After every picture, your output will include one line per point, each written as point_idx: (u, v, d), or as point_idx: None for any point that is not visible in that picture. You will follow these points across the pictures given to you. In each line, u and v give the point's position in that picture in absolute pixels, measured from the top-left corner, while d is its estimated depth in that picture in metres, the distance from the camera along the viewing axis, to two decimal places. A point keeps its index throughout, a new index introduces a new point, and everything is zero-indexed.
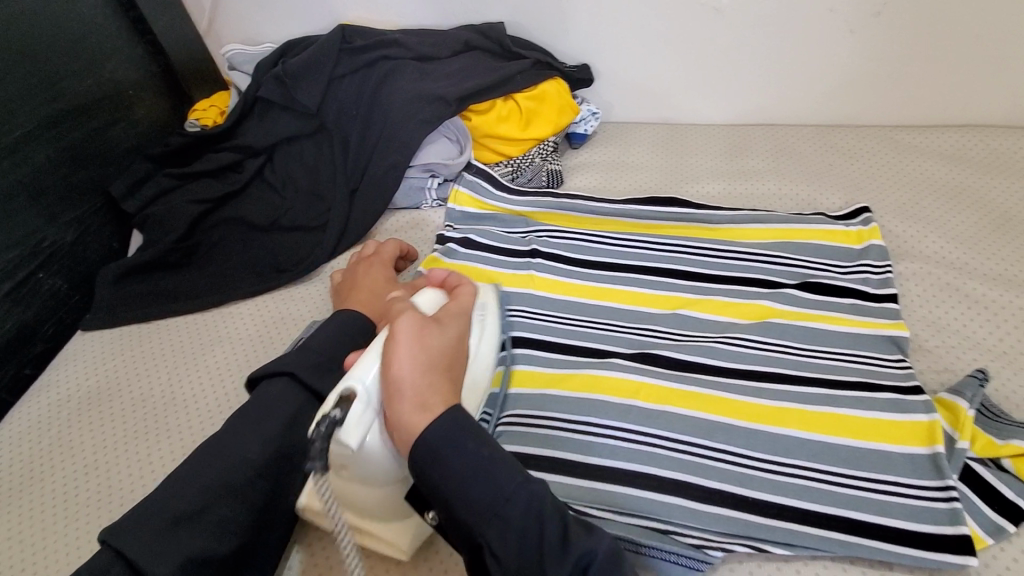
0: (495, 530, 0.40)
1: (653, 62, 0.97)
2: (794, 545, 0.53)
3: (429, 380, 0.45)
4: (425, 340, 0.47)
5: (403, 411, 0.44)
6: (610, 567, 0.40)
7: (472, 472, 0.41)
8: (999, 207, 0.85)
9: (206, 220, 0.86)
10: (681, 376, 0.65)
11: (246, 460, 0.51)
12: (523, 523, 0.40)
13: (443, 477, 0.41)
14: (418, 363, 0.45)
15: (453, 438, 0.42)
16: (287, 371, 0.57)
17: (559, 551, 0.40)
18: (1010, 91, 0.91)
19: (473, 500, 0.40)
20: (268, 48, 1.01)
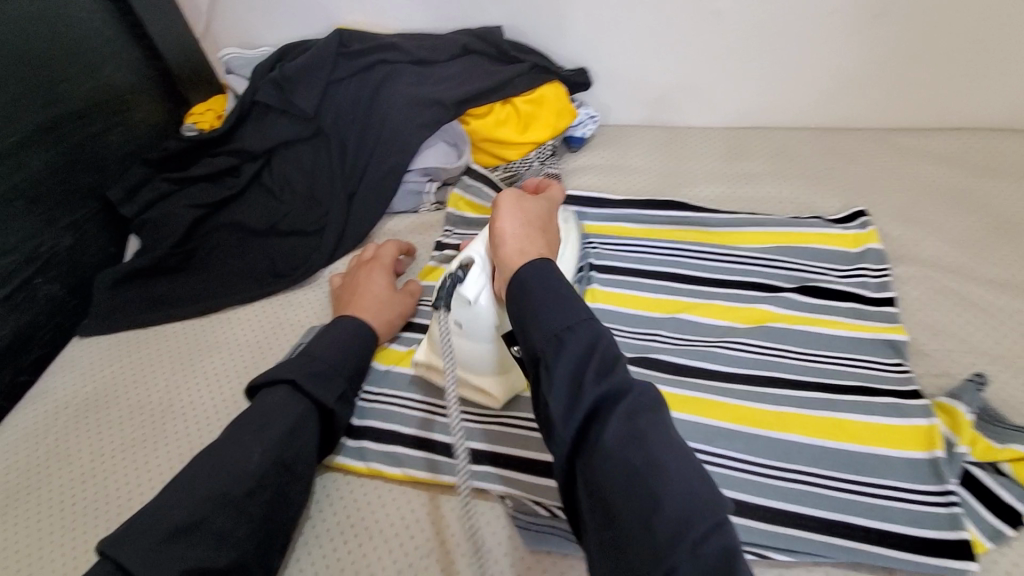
0: (549, 355, 0.45)
1: (652, 65, 0.97)
2: (795, 550, 0.53)
3: (529, 236, 0.57)
4: (523, 212, 0.60)
5: (511, 250, 0.55)
6: (642, 415, 0.41)
7: (542, 309, 0.48)
8: (995, 209, 0.85)
9: (203, 225, 0.86)
10: (681, 381, 0.65)
11: (247, 467, 0.51)
12: (582, 362, 0.44)
13: (541, 280, 0.50)
14: (519, 226, 0.58)
15: (546, 272, 0.51)
16: (291, 380, 0.57)
17: (603, 385, 0.43)
18: (1005, 94, 0.92)
19: (544, 323, 0.47)
20: (265, 52, 1.01)
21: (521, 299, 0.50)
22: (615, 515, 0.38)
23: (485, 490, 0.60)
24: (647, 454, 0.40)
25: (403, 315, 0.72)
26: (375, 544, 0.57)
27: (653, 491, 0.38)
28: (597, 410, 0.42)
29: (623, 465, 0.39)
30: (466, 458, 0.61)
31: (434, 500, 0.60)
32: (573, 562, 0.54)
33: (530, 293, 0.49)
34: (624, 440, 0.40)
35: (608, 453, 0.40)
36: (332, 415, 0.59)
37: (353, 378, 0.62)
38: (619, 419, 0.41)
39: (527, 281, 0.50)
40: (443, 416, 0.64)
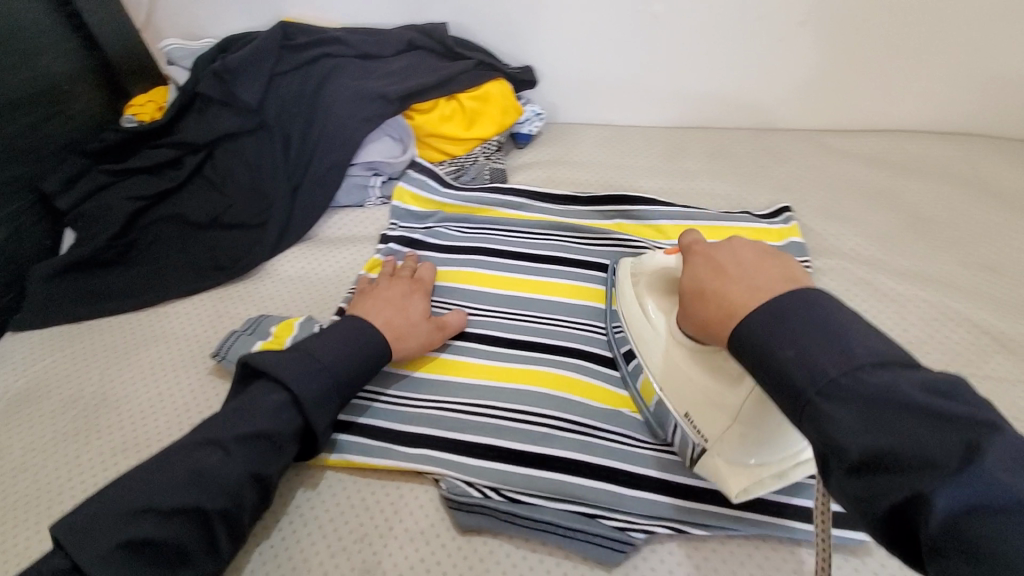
0: (815, 417, 0.38)
1: (595, 64, 1.00)
2: (711, 525, 0.56)
3: (715, 288, 0.48)
4: (694, 269, 0.52)
5: (710, 318, 0.48)
6: (894, 403, 0.36)
7: (798, 361, 0.40)
8: (909, 206, 0.91)
9: (143, 218, 0.84)
10: (604, 371, 0.69)
11: (226, 480, 0.51)
12: (818, 384, 0.38)
13: (780, 339, 0.41)
14: (700, 298, 0.50)
15: (778, 314, 0.42)
16: (293, 393, 0.56)
17: (838, 389, 0.38)
18: (918, 99, 0.99)
19: (846, 420, 0.37)
20: (208, 43, 0.99)
21: (758, 365, 0.42)
22: (937, 542, 0.32)
23: (420, 473, 0.61)
24: (924, 457, 0.34)
25: (428, 346, 0.69)
26: (311, 531, 0.58)
27: (946, 495, 0.32)
28: (823, 421, 0.37)
29: (890, 475, 0.35)
30: (403, 441, 0.63)
31: (370, 483, 0.61)
32: (502, 539, 0.57)
33: (775, 357, 0.41)
34: (883, 441, 0.35)
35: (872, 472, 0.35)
36: (308, 420, 0.57)
37: (348, 394, 0.61)
38: (864, 422, 0.36)
39: (756, 340, 0.43)
40: (383, 403, 0.66)
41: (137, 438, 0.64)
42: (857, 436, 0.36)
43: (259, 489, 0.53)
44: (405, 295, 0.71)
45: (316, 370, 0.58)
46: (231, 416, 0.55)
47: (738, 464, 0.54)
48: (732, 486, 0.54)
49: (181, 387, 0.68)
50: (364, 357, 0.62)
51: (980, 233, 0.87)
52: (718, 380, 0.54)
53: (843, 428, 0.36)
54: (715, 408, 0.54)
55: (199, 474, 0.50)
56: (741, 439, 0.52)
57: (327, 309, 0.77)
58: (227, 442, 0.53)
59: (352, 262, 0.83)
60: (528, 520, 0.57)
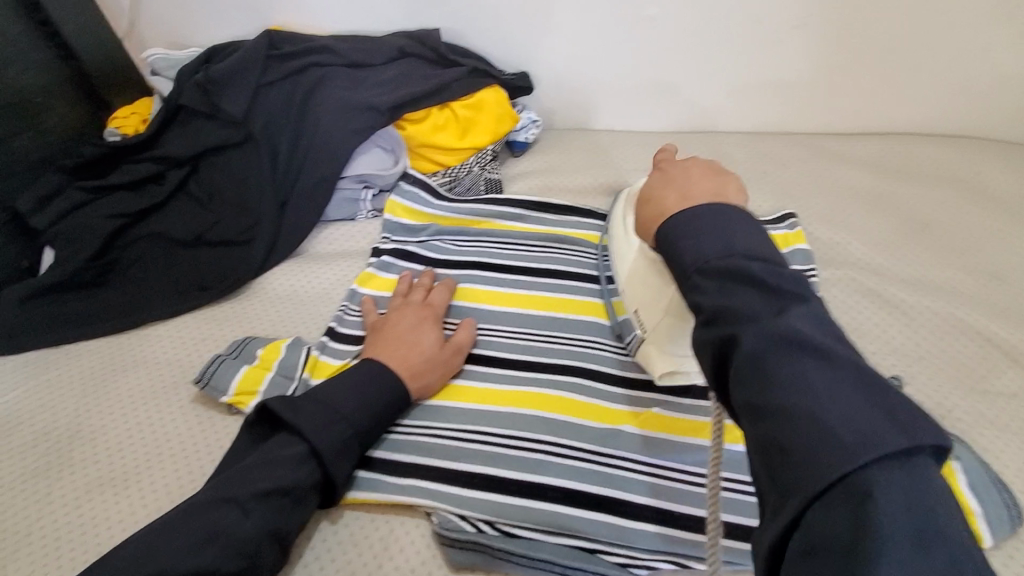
0: (694, 290, 0.42)
1: (592, 68, 0.97)
2: (717, 560, 0.53)
3: (659, 199, 0.53)
4: (653, 181, 0.56)
5: (648, 220, 0.54)
6: (789, 335, 0.36)
7: (696, 252, 0.43)
8: (920, 212, 0.88)
9: (123, 237, 0.81)
10: (605, 392, 0.66)
11: (243, 540, 0.48)
12: (730, 306, 0.39)
13: (689, 232, 0.44)
14: (648, 207, 0.54)
15: (711, 213, 0.45)
16: (314, 445, 0.55)
17: (751, 310, 0.38)
18: (925, 100, 0.95)
19: (714, 282, 0.41)
20: (193, 53, 0.96)
21: (673, 263, 0.45)
22: (760, 406, 0.35)
23: (411, 506, 0.58)
24: (799, 381, 0.35)
25: (446, 375, 0.66)
26: (297, 570, 0.55)
27: (814, 407, 0.34)
28: (731, 328, 0.38)
29: (766, 386, 0.36)
30: (394, 472, 0.60)
31: (358, 517, 0.58)
32: None
33: (675, 247, 0.45)
34: (772, 360, 0.36)
35: (754, 382, 0.36)
36: (328, 479, 0.55)
37: (370, 441, 0.59)
38: (764, 345, 0.37)
39: (670, 234, 0.46)
40: None
41: (115, 472, 0.61)
42: (757, 350, 0.37)
43: (278, 549, 0.51)
44: (417, 325, 0.68)
45: (333, 417, 0.57)
46: (247, 470, 0.53)
47: (665, 355, 0.63)
48: (656, 369, 0.63)
49: (159, 417, 0.66)
50: (381, 399, 0.60)
51: (993, 240, 0.83)
52: (660, 280, 0.62)
53: (747, 341, 0.37)
54: (652, 307, 0.63)
55: (215, 536, 0.48)
56: (668, 331, 0.62)
57: (316, 329, 0.74)
58: (244, 500, 0.50)
59: (341, 280, 0.81)
60: (525, 557, 0.54)
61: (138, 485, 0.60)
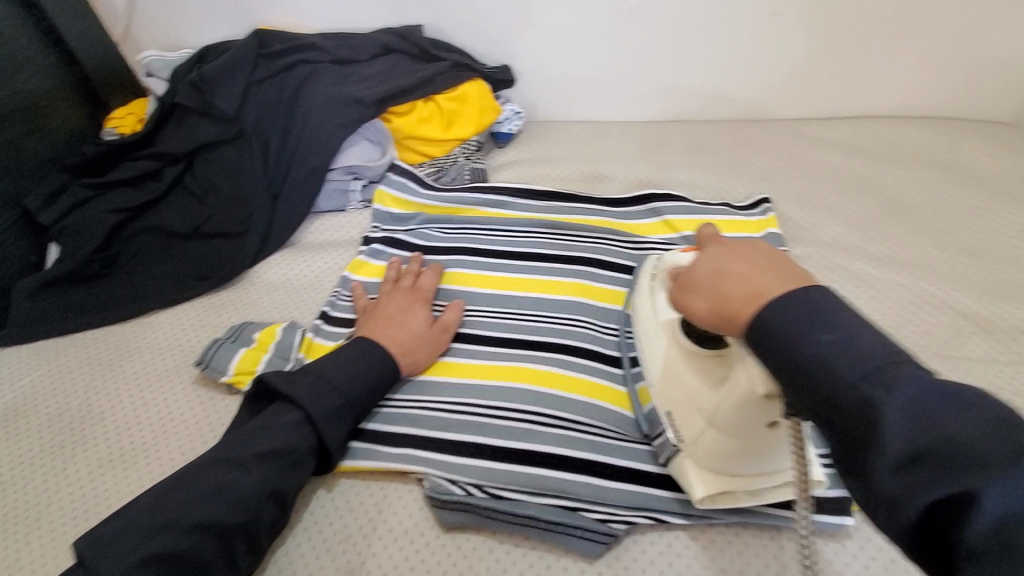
0: (861, 409, 0.34)
1: (572, 61, 1.01)
2: (689, 514, 0.57)
3: (742, 275, 0.43)
4: (716, 253, 0.47)
5: (731, 302, 0.43)
6: (937, 400, 0.33)
7: (837, 348, 0.36)
8: (886, 192, 0.92)
9: (125, 230, 0.84)
10: (586, 364, 0.69)
11: (243, 496, 0.52)
12: (867, 377, 0.35)
13: (807, 335, 0.37)
14: (723, 281, 0.44)
15: (817, 306, 0.39)
16: (308, 411, 0.58)
17: (883, 375, 0.34)
18: (890, 85, 1.00)
19: (899, 416, 0.33)
20: (186, 53, 1.00)
21: (778, 359, 0.38)
22: (979, 553, 0.29)
23: (403, 473, 0.62)
24: (973, 456, 0.31)
25: (436, 352, 0.70)
26: (298, 533, 0.58)
27: (991, 494, 0.29)
28: (869, 413, 0.34)
29: (1011, 551, 0.28)
30: (386, 442, 0.63)
31: (354, 486, 0.62)
32: (485, 535, 0.58)
33: (799, 352, 0.37)
34: (929, 440, 0.32)
35: (925, 471, 0.32)
36: (321, 443, 0.58)
37: (362, 412, 0.62)
38: (910, 418, 0.33)
39: (792, 324, 0.38)
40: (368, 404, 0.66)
41: (123, 449, 0.64)
42: (901, 428, 0.33)
43: (277, 506, 0.54)
44: (407, 306, 0.72)
45: (326, 388, 0.60)
46: (249, 434, 0.56)
47: (711, 469, 0.54)
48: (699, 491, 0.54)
49: (165, 398, 0.69)
50: (372, 371, 0.63)
51: (954, 216, 0.88)
52: (703, 381, 0.53)
53: (894, 422, 0.33)
54: (695, 411, 0.54)
55: (219, 493, 0.51)
56: (728, 450, 0.52)
57: (310, 314, 0.78)
58: (245, 460, 0.54)
59: (333, 267, 0.84)
60: (509, 516, 0.57)
61: (145, 461, 0.63)
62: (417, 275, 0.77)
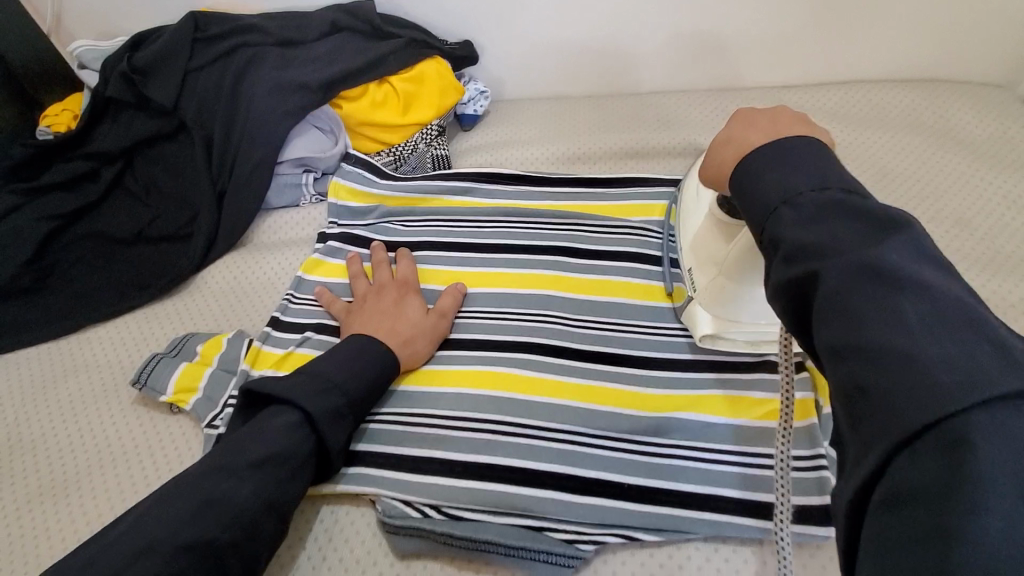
0: (773, 233, 0.36)
1: (539, 31, 0.93)
2: (664, 529, 0.53)
3: (739, 136, 0.44)
4: (730, 123, 0.46)
5: (722, 164, 0.44)
6: (879, 266, 0.31)
7: (808, 221, 0.34)
8: (880, 161, 0.85)
9: (61, 238, 0.78)
10: (551, 364, 0.64)
11: (237, 509, 0.46)
12: (821, 243, 0.33)
13: (777, 164, 0.38)
14: (724, 146, 0.44)
15: (805, 148, 0.38)
16: (306, 411, 0.53)
17: (839, 246, 0.33)
18: (879, 45, 0.93)
19: (800, 222, 0.35)
20: (120, 41, 0.92)
21: (745, 196, 0.39)
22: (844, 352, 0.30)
23: (356, 495, 0.57)
24: (829, 249, 0.33)
25: (439, 338, 0.66)
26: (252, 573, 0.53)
27: (834, 272, 0.32)
28: (795, 234, 0.34)
29: (858, 325, 0.30)
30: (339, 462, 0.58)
31: (305, 512, 0.57)
32: (445, 561, 0.53)
33: (763, 180, 0.38)
34: (816, 241, 0.33)
35: (835, 317, 0.31)
36: (324, 444, 0.54)
37: (362, 413, 0.57)
38: (808, 224, 0.35)
39: (749, 168, 0.39)
40: None
41: (56, 481, 0.59)
42: (837, 290, 0.31)
43: (279, 519, 0.49)
44: (400, 297, 0.68)
45: (321, 387, 0.54)
46: (245, 438, 0.51)
47: (718, 314, 0.61)
48: (704, 330, 0.63)
49: (102, 421, 0.64)
50: (372, 369, 0.58)
51: (954, 184, 0.81)
52: (720, 240, 0.58)
53: (794, 239, 0.34)
54: (711, 264, 0.60)
55: (214, 510, 0.46)
56: (730, 296, 0.59)
57: (260, 320, 0.72)
58: (240, 469, 0.48)
59: (286, 268, 0.78)
60: (468, 539, 0.52)
61: (79, 491, 0.58)
62: (405, 265, 0.72)
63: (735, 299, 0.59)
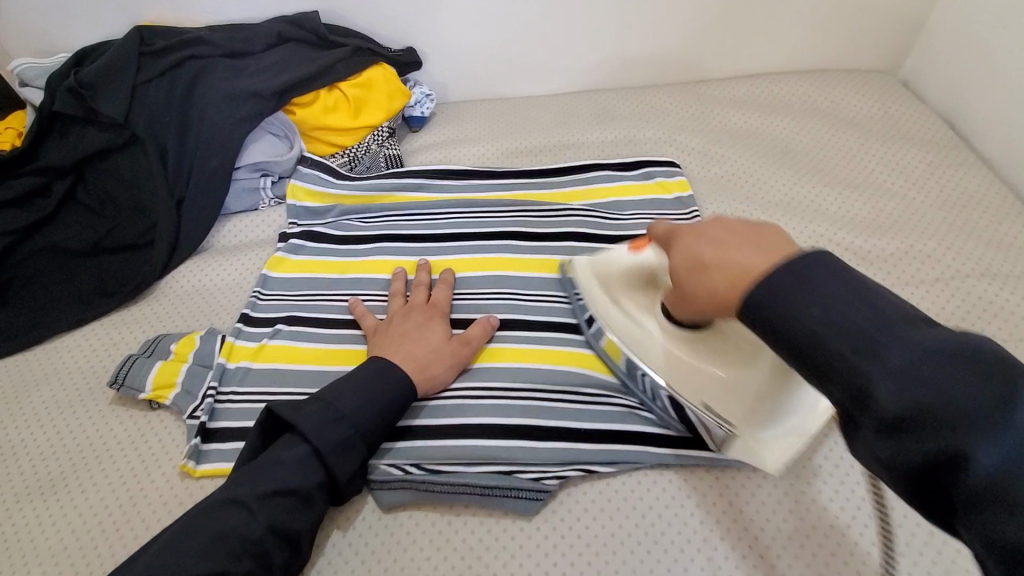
0: (851, 375, 0.32)
1: (476, 37, 1.00)
2: (616, 461, 0.61)
3: (724, 254, 0.41)
4: (695, 237, 0.45)
5: (717, 287, 0.40)
6: (987, 399, 0.29)
7: (908, 374, 0.30)
8: (782, 141, 0.97)
9: (15, 254, 0.78)
10: (508, 336, 0.71)
11: (248, 542, 0.48)
12: (927, 394, 0.30)
13: (799, 298, 0.34)
14: (702, 271, 0.42)
15: (821, 265, 0.35)
16: (314, 444, 0.54)
17: (987, 422, 0.28)
18: (773, 43, 1.06)
19: (887, 364, 0.31)
20: (62, 57, 0.92)
21: (787, 341, 0.35)
22: (971, 497, 0.28)
23: None
24: (949, 405, 0.29)
25: (459, 365, 0.66)
26: None
27: (973, 440, 0.28)
28: (859, 380, 0.32)
29: (998, 484, 0.28)
30: None
31: None
32: (428, 510, 0.59)
33: (802, 318, 0.34)
34: (918, 393, 0.30)
35: (995, 513, 0.28)
36: (333, 477, 0.54)
37: (373, 439, 0.57)
38: (902, 370, 0.31)
39: (774, 306, 0.35)
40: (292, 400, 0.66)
41: (43, 481, 0.62)
42: (905, 401, 0.30)
43: (287, 547, 0.51)
44: (424, 321, 0.68)
45: (329, 419, 0.55)
46: (257, 467, 0.53)
47: (761, 436, 0.55)
48: (767, 460, 0.55)
49: (82, 424, 0.66)
50: (383, 394, 0.58)
51: (841, 158, 0.94)
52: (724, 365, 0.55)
53: (885, 390, 0.31)
54: (725, 389, 0.55)
55: (228, 548, 0.47)
56: (765, 410, 0.53)
57: (230, 319, 0.76)
58: (250, 501, 0.50)
59: (249, 268, 0.82)
60: (449, 486, 0.59)
61: (66, 490, 0.61)
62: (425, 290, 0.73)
63: (769, 416, 0.54)
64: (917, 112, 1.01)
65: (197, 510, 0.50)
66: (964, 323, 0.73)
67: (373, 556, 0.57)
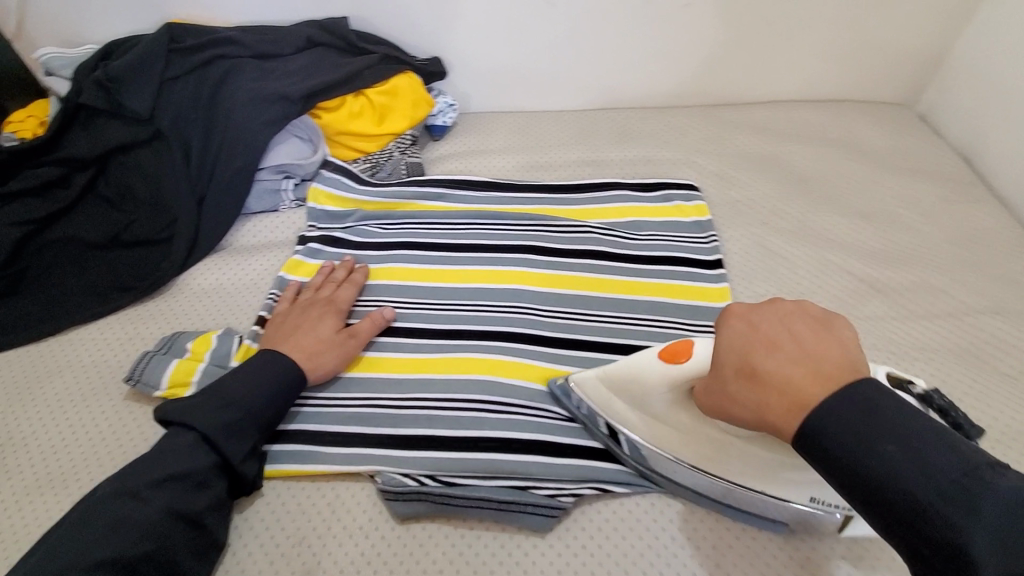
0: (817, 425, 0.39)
1: (502, 50, 1.01)
2: (631, 483, 0.61)
3: (778, 370, 0.42)
4: (737, 338, 0.46)
5: (771, 407, 0.42)
6: (906, 431, 0.37)
7: (853, 420, 0.38)
8: (799, 168, 0.98)
9: (33, 243, 0.78)
10: (525, 352, 0.71)
11: (147, 525, 0.50)
12: (860, 425, 0.38)
13: (865, 434, 0.37)
14: (771, 350, 0.44)
15: (879, 394, 0.38)
16: (201, 430, 0.56)
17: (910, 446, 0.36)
18: (793, 71, 1.08)
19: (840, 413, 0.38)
20: (89, 49, 0.93)
21: (831, 456, 0.38)
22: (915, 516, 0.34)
23: (355, 472, 0.63)
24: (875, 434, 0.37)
25: (347, 355, 0.68)
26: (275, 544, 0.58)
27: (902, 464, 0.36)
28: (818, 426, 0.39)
29: (931, 499, 0.34)
30: (336, 443, 0.63)
31: (309, 489, 0.62)
32: (440, 523, 0.59)
33: (855, 445, 0.37)
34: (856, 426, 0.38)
35: (932, 531, 0.34)
36: (228, 463, 0.57)
37: (264, 423, 0.60)
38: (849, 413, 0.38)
39: (844, 441, 0.37)
40: (306, 406, 0.66)
41: (51, 474, 0.62)
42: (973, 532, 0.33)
43: (191, 530, 0.53)
44: (320, 312, 0.70)
45: (217, 407, 0.58)
46: (154, 453, 0.55)
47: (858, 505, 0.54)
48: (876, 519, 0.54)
49: (93, 418, 0.66)
50: (270, 383, 0.61)
51: (857, 189, 0.95)
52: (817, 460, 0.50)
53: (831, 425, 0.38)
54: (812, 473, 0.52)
55: (135, 530, 0.49)
56: None
57: (247, 319, 0.76)
58: (143, 488, 0.52)
59: (267, 268, 0.82)
60: (463, 499, 0.59)
61: (74, 484, 0.61)
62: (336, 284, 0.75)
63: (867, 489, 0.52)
64: (933, 146, 1.02)
65: (103, 493, 0.52)
66: (975, 359, 0.73)
67: (384, 567, 0.56)
